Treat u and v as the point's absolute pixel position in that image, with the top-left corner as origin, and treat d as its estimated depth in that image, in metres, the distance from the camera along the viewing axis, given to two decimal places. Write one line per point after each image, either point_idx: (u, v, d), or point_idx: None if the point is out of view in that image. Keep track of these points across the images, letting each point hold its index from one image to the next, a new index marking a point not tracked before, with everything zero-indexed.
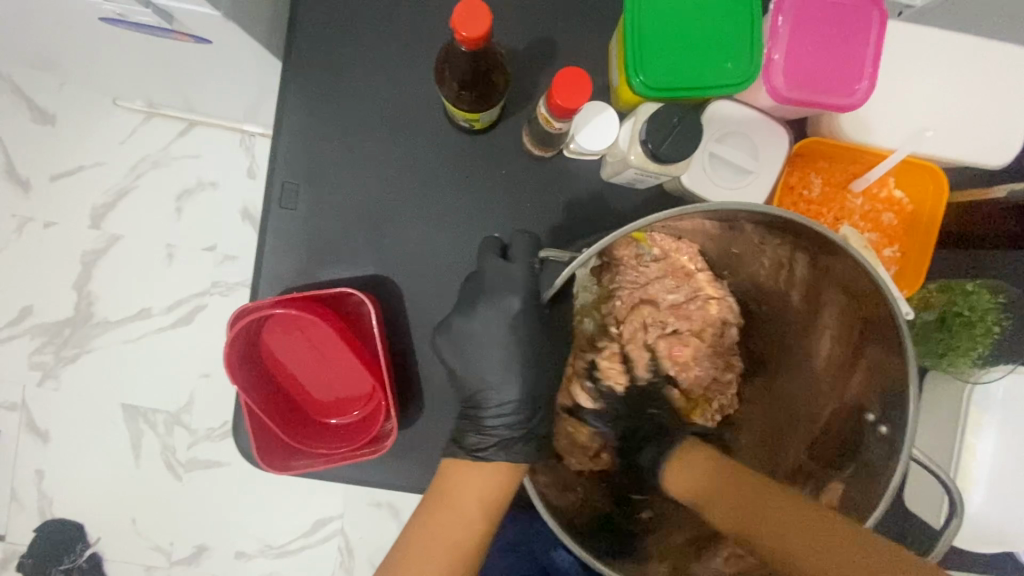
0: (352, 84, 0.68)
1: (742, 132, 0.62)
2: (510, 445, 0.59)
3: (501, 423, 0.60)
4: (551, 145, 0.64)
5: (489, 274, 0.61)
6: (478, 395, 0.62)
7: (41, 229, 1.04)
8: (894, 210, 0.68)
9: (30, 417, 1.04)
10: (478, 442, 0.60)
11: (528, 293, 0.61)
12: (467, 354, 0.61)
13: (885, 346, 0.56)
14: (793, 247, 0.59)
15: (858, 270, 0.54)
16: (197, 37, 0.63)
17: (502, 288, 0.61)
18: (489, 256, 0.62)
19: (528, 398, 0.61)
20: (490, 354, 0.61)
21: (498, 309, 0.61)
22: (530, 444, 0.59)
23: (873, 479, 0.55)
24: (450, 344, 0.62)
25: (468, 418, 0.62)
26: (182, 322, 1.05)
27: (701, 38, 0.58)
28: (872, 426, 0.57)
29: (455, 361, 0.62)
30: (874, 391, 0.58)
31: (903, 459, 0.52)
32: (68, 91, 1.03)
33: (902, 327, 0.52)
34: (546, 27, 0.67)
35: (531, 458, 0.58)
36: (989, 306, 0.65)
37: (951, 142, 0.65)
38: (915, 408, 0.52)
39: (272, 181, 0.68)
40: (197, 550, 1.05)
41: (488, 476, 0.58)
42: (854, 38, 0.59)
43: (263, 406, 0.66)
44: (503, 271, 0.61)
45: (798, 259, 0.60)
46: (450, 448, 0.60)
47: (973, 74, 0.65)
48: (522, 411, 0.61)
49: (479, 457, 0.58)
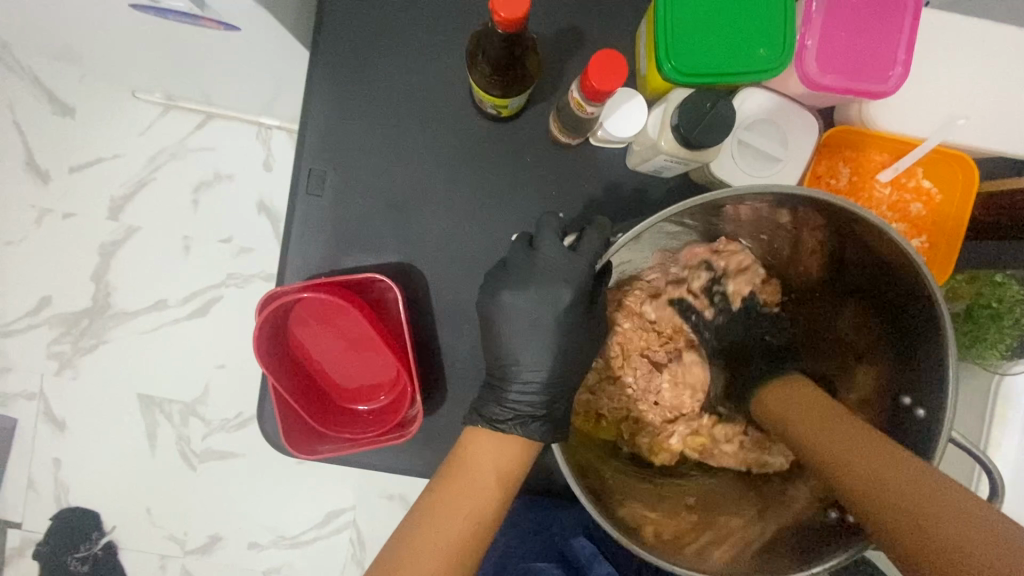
0: (378, 73, 0.68)
1: (771, 119, 0.62)
2: (527, 422, 0.58)
3: (524, 400, 0.60)
4: (578, 133, 0.64)
5: (544, 256, 0.60)
6: (510, 371, 0.61)
7: (60, 220, 1.05)
8: (923, 201, 0.68)
9: (48, 406, 1.05)
10: (498, 414, 0.59)
11: (579, 286, 0.59)
12: (511, 334, 0.60)
13: (922, 328, 0.54)
14: (826, 228, 0.58)
15: (890, 248, 0.53)
16: (225, 25, 0.64)
17: (554, 275, 0.59)
18: (549, 238, 0.60)
19: (558, 381, 0.61)
20: (533, 337, 0.60)
21: (544, 293, 0.59)
22: (549, 426, 0.58)
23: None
24: (487, 318, 0.61)
25: (494, 389, 0.62)
26: (198, 314, 1.06)
27: (733, 25, 0.58)
28: (906, 409, 0.56)
29: (496, 336, 0.61)
30: (909, 374, 0.56)
31: (942, 441, 0.50)
32: (87, 83, 1.04)
33: (941, 311, 0.50)
34: (572, 17, 0.67)
35: (548, 441, 0.58)
36: (1018, 297, 0.64)
37: (980, 131, 0.64)
38: (953, 390, 0.50)
39: (299, 168, 0.68)
40: (211, 540, 1.06)
41: (500, 450, 0.57)
42: (888, 24, 0.58)
43: (291, 391, 0.66)
44: (560, 256, 0.59)
45: (832, 238, 0.59)
46: (471, 416, 0.60)
47: (1003, 64, 0.64)
48: (550, 395, 0.60)
49: (496, 427, 0.58)
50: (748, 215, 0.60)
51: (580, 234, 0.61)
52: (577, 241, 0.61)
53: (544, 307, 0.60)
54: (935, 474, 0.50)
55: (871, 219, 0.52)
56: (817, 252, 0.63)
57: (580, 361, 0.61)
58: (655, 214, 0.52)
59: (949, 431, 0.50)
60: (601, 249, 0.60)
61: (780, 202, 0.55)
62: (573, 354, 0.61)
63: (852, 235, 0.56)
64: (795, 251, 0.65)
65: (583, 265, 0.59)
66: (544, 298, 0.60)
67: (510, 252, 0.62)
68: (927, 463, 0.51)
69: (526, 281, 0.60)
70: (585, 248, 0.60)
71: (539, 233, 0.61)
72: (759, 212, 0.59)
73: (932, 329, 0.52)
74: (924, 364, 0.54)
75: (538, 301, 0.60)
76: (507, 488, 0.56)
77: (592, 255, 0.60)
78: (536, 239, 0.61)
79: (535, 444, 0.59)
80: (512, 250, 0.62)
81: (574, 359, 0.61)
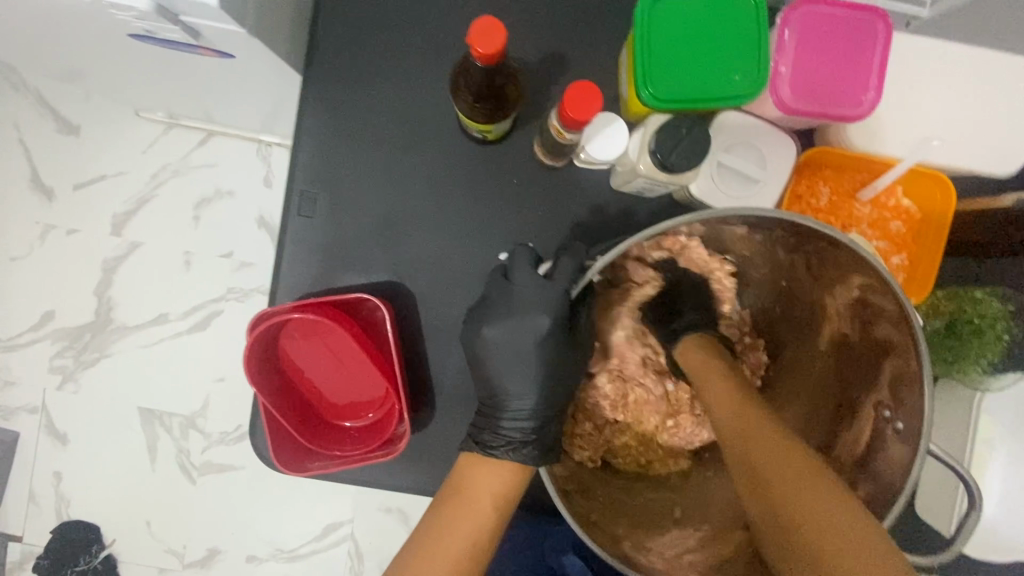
0: (369, 96, 0.70)
1: (751, 141, 0.64)
2: (519, 447, 0.59)
3: (515, 427, 0.60)
4: (561, 155, 0.66)
5: (518, 286, 0.61)
6: (500, 398, 0.62)
7: (64, 236, 1.07)
8: (902, 219, 0.69)
9: (50, 420, 1.07)
10: (491, 440, 0.60)
11: (555, 315, 0.60)
12: (493, 363, 0.62)
13: (901, 348, 0.55)
14: (801, 247, 0.60)
15: (869, 273, 0.54)
16: (221, 52, 0.66)
17: (531, 304, 0.60)
18: (523, 268, 0.61)
19: (546, 406, 0.62)
20: (518, 365, 0.61)
21: (523, 322, 0.60)
22: (539, 450, 0.60)
23: (886, 485, 0.55)
24: (473, 346, 0.62)
25: (486, 416, 0.63)
26: (198, 328, 1.07)
27: (707, 53, 0.60)
28: (887, 422, 0.58)
29: (483, 367, 0.62)
30: (889, 386, 0.58)
31: (919, 455, 0.52)
32: (92, 103, 1.07)
33: (918, 333, 0.51)
34: (557, 40, 0.69)
35: (541, 464, 0.59)
36: (998, 314, 0.65)
37: (957, 151, 0.66)
38: (930, 409, 0.52)
39: (291, 190, 0.70)
40: (210, 553, 1.07)
41: (496, 472, 0.58)
42: (860, 49, 0.60)
43: (281, 408, 0.68)
44: (537, 285, 0.60)
45: (816, 261, 0.61)
46: (466, 445, 0.61)
47: (977, 85, 0.66)
48: (540, 419, 0.61)
49: (489, 453, 0.59)
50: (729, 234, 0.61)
51: (555, 261, 0.62)
52: (552, 269, 0.61)
53: (525, 336, 0.60)
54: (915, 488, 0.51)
55: (848, 243, 0.53)
56: (794, 268, 0.64)
57: (566, 382, 0.63)
58: (650, 228, 0.52)
59: (927, 445, 0.52)
60: (575, 275, 0.61)
61: (765, 225, 0.56)
62: (557, 374, 0.62)
63: (831, 258, 0.58)
64: (775, 268, 0.66)
65: (559, 292, 0.60)
66: (521, 328, 0.60)
67: (489, 283, 0.63)
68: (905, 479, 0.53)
69: (505, 311, 0.61)
70: (559, 274, 0.61)
71: (512, 264, 0.62)
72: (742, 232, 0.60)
73: (909, 347, 0.54)
74: (903, 378, 0.56)
75: (517, 327, 0.60)
76: (502, 511, 0.57)
77: (567, 281, 0.60)
78: (511, 270, 0.62)
79: (530, 469, 0.59)
80: (491, 282, 0.63)
81: (562, 382, 0.62)
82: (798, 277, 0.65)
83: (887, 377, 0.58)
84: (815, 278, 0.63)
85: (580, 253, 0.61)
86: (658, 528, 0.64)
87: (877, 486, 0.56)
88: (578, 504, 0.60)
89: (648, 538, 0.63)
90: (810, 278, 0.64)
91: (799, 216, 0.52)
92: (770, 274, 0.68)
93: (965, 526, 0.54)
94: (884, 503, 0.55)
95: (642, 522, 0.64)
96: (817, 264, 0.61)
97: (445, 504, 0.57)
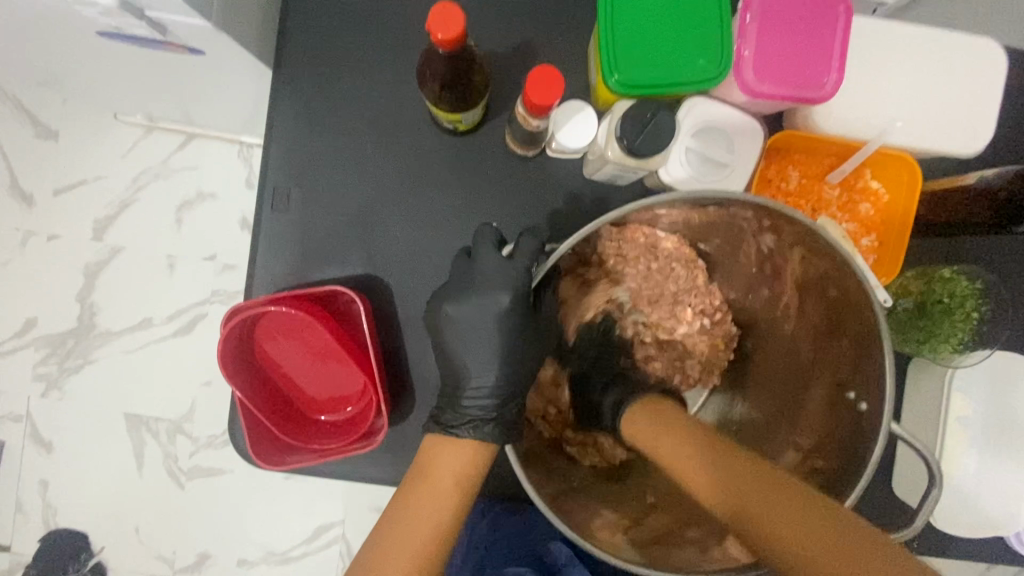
0: (342, 91, 0.70)
1: (717, 125, 0.64)
2: (480, 425, 0.59)
3: (475, 405, 0.61)
4: (533, 144, 0.66)
5: (482, 263, 0.62)
6: (461, 377, 0.63)
7: (45, 242, 1.06)
8: (871, 201, 0.70)
9: (35, 428, 1.06)
10: (451, 419, 0.61)
11: (517, 291, 0.61)
12: (458, 342, 0.62)
13: (864, 332, 0.56)
14: (772, 234, 0.60)
15: (839, 262, 0.55)
16: (191, 49, 0.65)
17: (493, 283, 0.61)
18: (487, 248, 0.62)
19: (507, 384, 0.62)
20: (478, 342, 0.61)
21: (484, 300, 0.61)
22: (500, 428, 0.59)
23: (852, 463, 0.57)
24: (438, 325, 0.63)
25: (449, 396, 0.63)
26: (182, 331, 1.07)
27: (672, 38, 0.60)
28: (852, 405, 0.58)
29: (445, 344, 0.63)
30: (854, 372, 0.59)
31: (883, 434, 0.52)
32: (70, 107, 1.06)
33: (880, 317, 0.52)
34: (529, 31, 0.70)
35: (501, 443, 0.59)
36: (968, 292, 0.66)
37: (922, 132, 0.67)
38: (892, 393, 0.52)
39: (265, 186, 0.70)
40: (200, 558, 1.07)
41: (454, 456, 0.58)
42: (820, 31, 0.61)
43: (258, 403, 0.68)
44: (498, 262, 0.61)
45: (784, 246, 0.61)
46: (428, 425, 0.61)
47: (941, 66, 0.67)
48: (500, 398, 0.61)
49: (451, 432, 0.60)
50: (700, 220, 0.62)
51: (516, 242, 0.63)
52: (513, 248, 0.62)
53: (486, 313, 0.61)
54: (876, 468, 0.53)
55: (816, 228, 0.53)
56: (765, 256, 0.65)
57: (525, 362, 0.63)
58: (612, 212, 0.52)
59: (888, 422, 0.53)
60: (535, 254, 0.62)
61: (731, 208, 0.57)
62: (522, 356, 0.62)
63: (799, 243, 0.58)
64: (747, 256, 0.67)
65: (521, 270, 0.61)
66: (487, 306, 0.61)
67: (454, 263, 0.64)
68: (868, 458, 0.54)
69: (467, 290, 0.62)
70: (519, 253, 0.62)
71: (476, 243, 0.63)
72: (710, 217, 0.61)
73: (872, 333, 0.54)
74: (868, 363, 0.56)
75: (483, 308, 0.61)
76: (465, 493, 0.57)
77: (528, 259, 0.62)
78: (474, 250, 0.63)
79: (490, 446, 0.59)
80: (455, 263, 0.64)
81: (521, 361, 0.62)
82: (770, 265, 0.65)
83: (852, 363, 0.59)
84: (785, 266, 0.64)
85: (534, 237, 0.62)
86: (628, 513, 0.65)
87: (843, 464, 0.58)
88: (554, 491, 0.61)
89: (618, 523, 0.63)
90: (781, 267, 0.64)
91: (763, 199, 0.53)
92: (743, 263, 0.68)
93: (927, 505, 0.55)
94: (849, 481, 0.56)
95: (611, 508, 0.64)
96: (788, 251, 0.62)
97: (408, 490, 0.56)
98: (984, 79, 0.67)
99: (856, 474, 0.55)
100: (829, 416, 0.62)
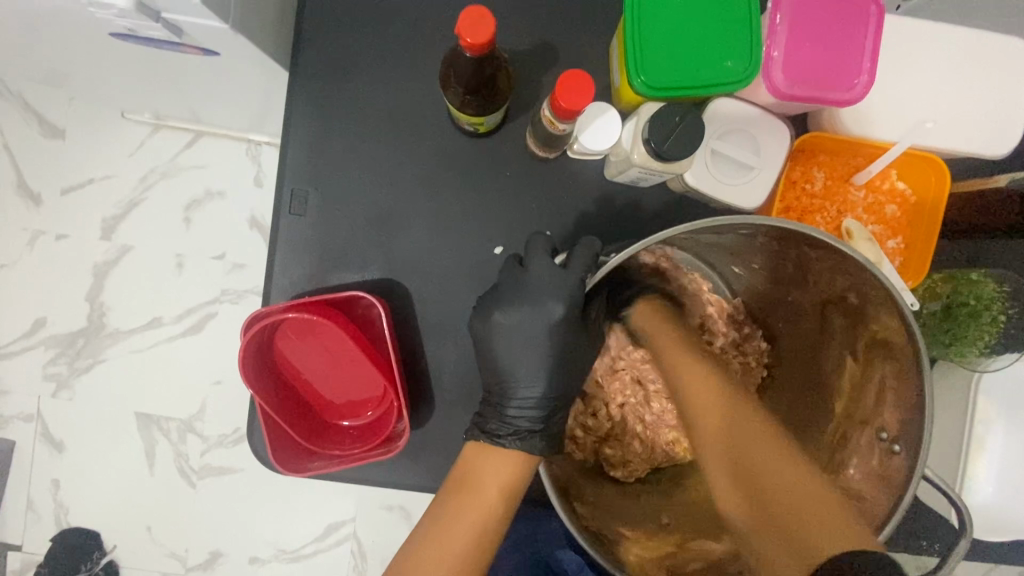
0: (358, 91, 0.69)
1: (745, 128, 0.63)
2: (527, 436, 0.59)
3: (522, 416, 0.60)
4: (554, 147, 0.65)
5: (536, 272, 0.60)
6: (506, 385, 0.62)
7: (53, 242, 1.05)
8: (897, 202, 0.69)
9: (45, 428, 1.06)
10: (497, 429, 0.60)
11: (570, 303, 0.60)
12: (499, 347, 0.61)
13: (900, 361, 0.56)
14: (812, 263, 0.60)
15: (880, 294, 0.54)
16: (206, 50, 0.64)
17: (544, 291, 0.60)
18: (540, 256, 0.61)
19: (555, 394, 0.62)
20: (528, 353, 0.61)
21: (535, 311, 0.60)
22: (547, 441, 0.60)
23: (882, 498, 0.57)
24: (483, 335, 0.61)
25: (491, 405, 0.62)
26: (192, 331, 1.06)
27: (700, 39, 0.59)
28: (885, 443, 0.58)
29: (491, 352, 0.61)
30: (888, 413, 0.58)
31: (915, 479, 0.52)
32: (76, 105, 1.05)
33: (922, 351, 0.52)
34: (548, 29, 0.68)
35: (547, 454, 0.59)
36: (995, 296, 0.65)
37: (952, 133, 0.65)
38: (930, 433, 0.52)
39: (282, 190, 0.69)
40: (212, 556, 1.07)
41: (485, 481, 0.57)
42: (851, 31, 0.60)
43: (279, 408, 0.67)
44: (551, 271, 0.60)
45: (822, 273, 0.60)
46: (471, 433, 0.60)
47: (971, 65, 0.65)
48: (546, 408, 0.61)
49: (496, 442, 0.59)
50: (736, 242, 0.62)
51: (570, 251, 0.61)
52: (567, 257, 0.61)
53: (536, 322, 0.60)
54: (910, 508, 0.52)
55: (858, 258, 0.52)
56: (801, 285, 0.65)
57: (566, 370, 0.62)
58: (661, 232, 0.51)
59: (922, 471, 0.52)
60: (591, 265, 0.61)
61: (767, 233, 0.57)
62: (566, 367, 0.62)
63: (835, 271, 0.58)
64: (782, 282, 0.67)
65: (575, 281, 0.60)
66: (536, 315, 0.60)
67: (502, 272, 0.63)
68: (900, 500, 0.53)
69: (517, 299, 0.61)
70: (573, 263, 0.60)
71: (528, 253, 0.62)
72: (745, 240, 0.60)
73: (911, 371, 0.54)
74: (907, 402, 0.56)
75: (528, 316, 0.60)
76: (492, 517, 0.56)
77: (583, 269, 0.60)
78: (526, 258, 0.61)
79: (536, 459, 0.59)
80: (503, 272, 0.63)
81: (564, 371, 0.62)
82: (804, 293, 0.66)
83: (889, 401, 0.58)
84: (822, 294, 0.63)
85: (593, 244, 0.60)
86: (645, 530, 0.64)
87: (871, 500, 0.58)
88: (581, 511, 0.60)
89: (632, 540, 0.62)
90: (817, 296, 0.64)
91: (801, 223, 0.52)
92: (776, 289, 0.69)
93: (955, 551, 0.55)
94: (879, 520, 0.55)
95: (630, 525, 0.64)
96: (826, 281, 0.61)
97: (438, 512, 0.56)
98: (1015, 78, 0.65)
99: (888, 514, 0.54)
100: (860, 452, 0.61)
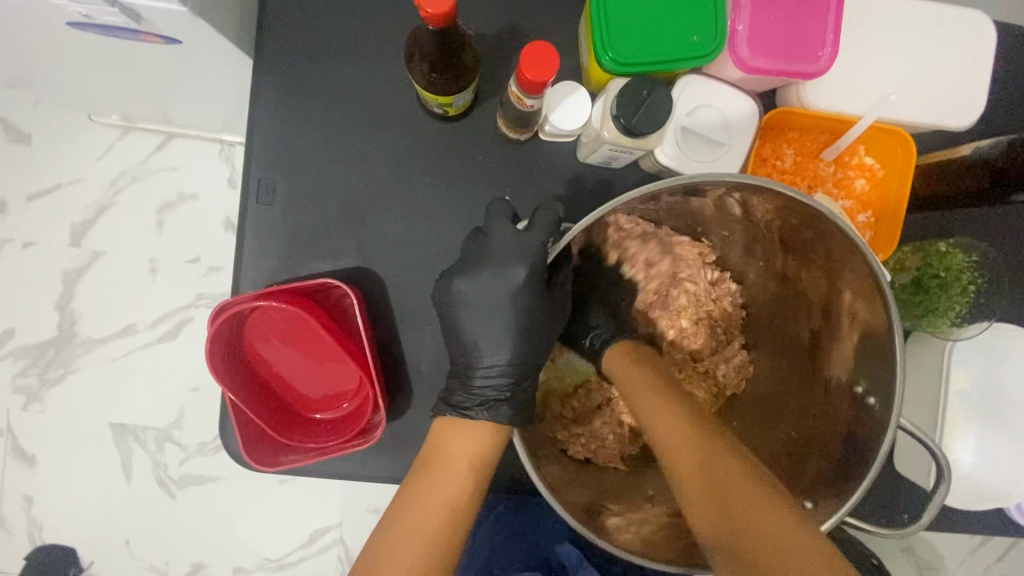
0: (327, 81, 0.68)
1: (712, 103, 0.63)
2: (495, 405, 0.58)
3: (489, 385, 0.59)
4: (526, 127, 0.64)
5: (497, 237, 0.60)
6: (471, 355, 0.61)
7: (20, 249, 1.02)
8: (866, 176, 0.69)
9: (16, 442, 1.02)
10: (464, 401, 0.59)
11: (533, 265, 0.60)
12: (468, 317, 0.61)
13: (871, 312, 0.57)
14: (781, 222, 0.61)
15: (845, 246, 0.55)
16: (166, 39, 0.60)
17: (508, 255, 0.60)
18: (500, 222, 0.61)
19: (518, 361, 0.61)
20: (494, 321, 0.60)
21: (498, 275, 0.60)
22: (515, 409, 0.58)
23: (863, 452, 0.57)
24: (447, 304, 0.61)
25: (457, 378, 0.62)
26: (168, 336, 1.04)
27: (666, 14, 0.59)
28: (861, 397, 0.59)
29: (458, 323, 0.61)
30: (864, 364, 0.59)
31: (891, 427, 0.53)
32: (41, 109, 1.02)
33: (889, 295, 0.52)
34: (518, 16, 0.68)
35: (516, 423, 0.57)
36: (964, 265, 0.66)
37: (917, 105, 0.66)
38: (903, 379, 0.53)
39: (248, 177, 0.68)
40: (194, 568, 1.04)
41: (450, 479, 0.54)
42: (813, 5, 0.60)
43: (250, 402, 0.66)
44: (513, 237, 0.60)
45: (790, 230, 0.61)
46: (438, 407, 0.60)
47: (933, 40, 0.66)
48: (512, 377, 0.60)
49: (461, 413, 0.58)
50: (707, 207, 0.62)
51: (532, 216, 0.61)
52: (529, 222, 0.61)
53: (504, 291, 0.60)
54: (885, 458, 0.53)
55: (826, 214, 0.53)
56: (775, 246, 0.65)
57: (536, 339, 0.61)
58: (620, 198, 0.52)
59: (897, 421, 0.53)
60: (553, 229, 0.60)
61: (740, 196, 0.57)
62: (531, 336, 0.61)
63: (809, 231, 0.59)
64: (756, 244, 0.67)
65: (537, 243, 0.60)
66: (499, 281, 0.60)
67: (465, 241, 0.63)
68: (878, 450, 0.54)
69: (480, 265, 0.60)
70: (536, 225, 0.61)
71: (488, 219, 0.62)
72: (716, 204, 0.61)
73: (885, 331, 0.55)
74: (879, 359, 0.56)
75: (493, 285, 0.60)
76: (458, 513, 0.54)
77: (544, 232, 0.60)
78: (486, 225, 0.61)
79: (506, 428, 0.58)
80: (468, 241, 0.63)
81: (534, 339, 0.61)
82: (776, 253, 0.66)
83: (862, 352, 0.59)
84: (793, 253, 0.64)
85: (552, 210, 0.61)
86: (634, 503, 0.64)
87: (850, 455, 0.58)
88: (566, 493, 0.60)
89: (622, 515, 0.62)
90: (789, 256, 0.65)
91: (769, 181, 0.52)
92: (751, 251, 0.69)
93: (938, 494, 0.56)
94: (860, 465, 0.56)
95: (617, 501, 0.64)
96: (798, 238, 0.61)
97: (394, 517, 0.53)
98: (976, 52, 0.67)
99: (868, 463, 0.55)
100: (837, 405, 0.62)
